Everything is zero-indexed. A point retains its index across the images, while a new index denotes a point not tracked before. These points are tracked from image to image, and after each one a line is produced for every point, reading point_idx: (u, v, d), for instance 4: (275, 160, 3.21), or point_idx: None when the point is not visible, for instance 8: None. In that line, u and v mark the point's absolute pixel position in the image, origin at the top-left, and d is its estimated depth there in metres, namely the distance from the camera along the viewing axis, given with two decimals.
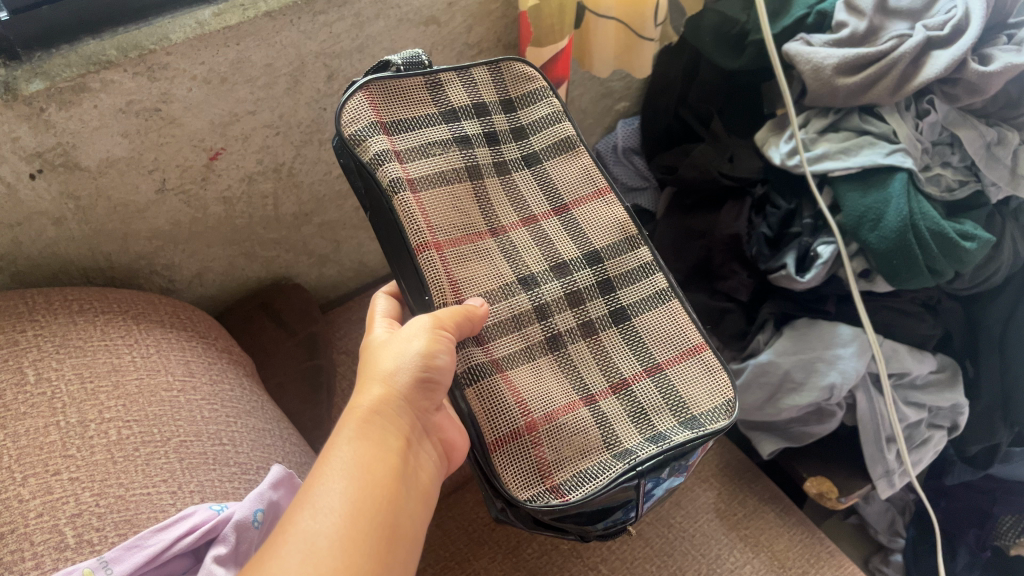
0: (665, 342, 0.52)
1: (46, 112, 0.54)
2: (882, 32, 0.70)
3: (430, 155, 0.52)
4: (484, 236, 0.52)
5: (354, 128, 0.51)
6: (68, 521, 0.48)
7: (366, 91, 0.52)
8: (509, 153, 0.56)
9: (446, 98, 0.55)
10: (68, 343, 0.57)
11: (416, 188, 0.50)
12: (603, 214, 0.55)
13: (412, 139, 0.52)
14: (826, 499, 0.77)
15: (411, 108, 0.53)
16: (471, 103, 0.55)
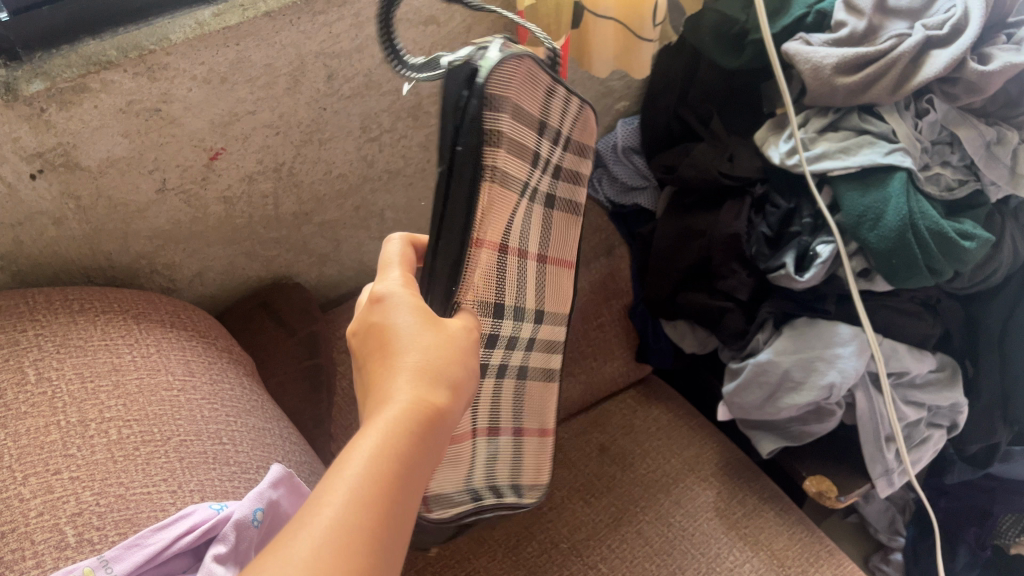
0: (536, 415, 0.60)
1: (47, 113, 0.54)
2: (881, 32, 0.70)
3: (519, 160, 0.42)
4: (516, 256, 0.46)
5: (493, 84, 0.36)
6: (68, 520, 0.48)
7: (520, 60, 0.37)
8: (545, 187, 0.49)
9: (552, 108, 0.44)
10: (67, 343, 0.57)
11: (498, 188, 0.40)
12: (561, 285, 0.57)
13: (518, 135, 0.40)
14: (825, 498, 0.76)
15: (537, 95, 0.41)
16: (560, 128, 0.47)
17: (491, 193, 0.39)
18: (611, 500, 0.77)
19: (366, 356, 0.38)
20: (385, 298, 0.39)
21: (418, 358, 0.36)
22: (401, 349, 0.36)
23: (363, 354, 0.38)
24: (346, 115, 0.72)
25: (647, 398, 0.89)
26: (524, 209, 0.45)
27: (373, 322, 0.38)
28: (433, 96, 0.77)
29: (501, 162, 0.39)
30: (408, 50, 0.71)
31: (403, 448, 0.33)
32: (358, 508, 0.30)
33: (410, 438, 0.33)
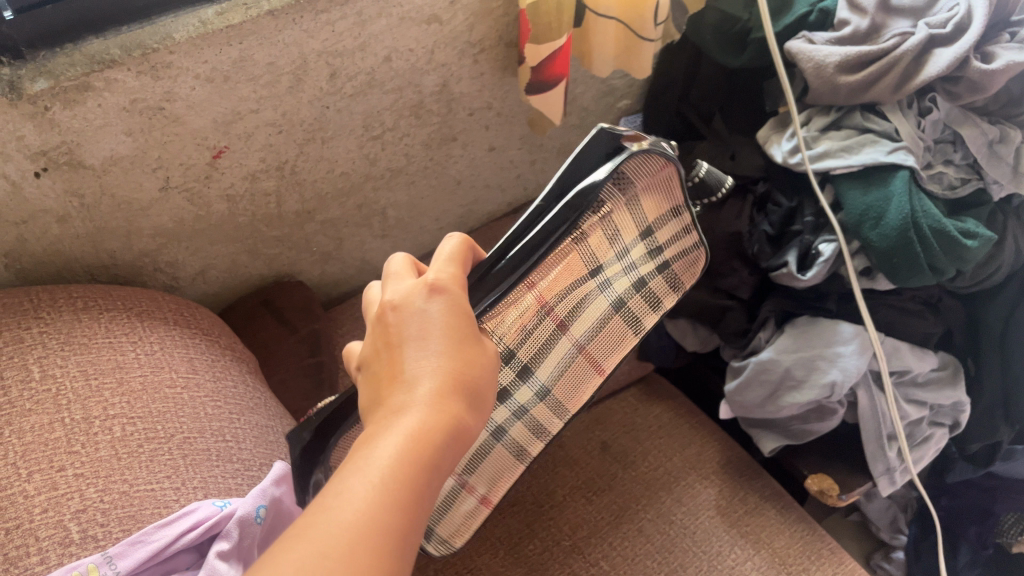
0: (487, 480, 0.55)
1: (51, 111, 0.54)
2: (884, 30, 0.70)
3: (610, 235, 0.51)
4: (548, 319, 0.51)
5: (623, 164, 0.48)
6: (73, 517, 0.48)
7: (661, 163, 0.51)
8: (621, 295, 0.55)
9: (653, 231, 0.55)
10: (72, 340, 0.57)
11: (572, 245, 0.49)
12: (579, 374, 0.56)
13: (621, 218, 0.51)
14: (827, 496, 0.76)
15: (654, 201, 0.53)
16: (653, 249, 0.55)
17: (566, 246, 0.48)
18: (612, 498, 0.77)
19: (393, 345, 0.37)
20: (434, 293, 0.38)
21: (451, 372, 0.36)
22: (435, 358, 0.36)
23: (389, 340, 0.37)
24: (348, 114, 0.72)
25: (647, 394, 0.89)
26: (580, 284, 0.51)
27: (414, 314, 0.37)
28: (436, 96, 0.77)
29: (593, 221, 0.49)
30: (410, 49, 0.71)
31: (422, 471, 0.32)
32: (374, 524, 0.30)
33: (431, 460, 0.33)
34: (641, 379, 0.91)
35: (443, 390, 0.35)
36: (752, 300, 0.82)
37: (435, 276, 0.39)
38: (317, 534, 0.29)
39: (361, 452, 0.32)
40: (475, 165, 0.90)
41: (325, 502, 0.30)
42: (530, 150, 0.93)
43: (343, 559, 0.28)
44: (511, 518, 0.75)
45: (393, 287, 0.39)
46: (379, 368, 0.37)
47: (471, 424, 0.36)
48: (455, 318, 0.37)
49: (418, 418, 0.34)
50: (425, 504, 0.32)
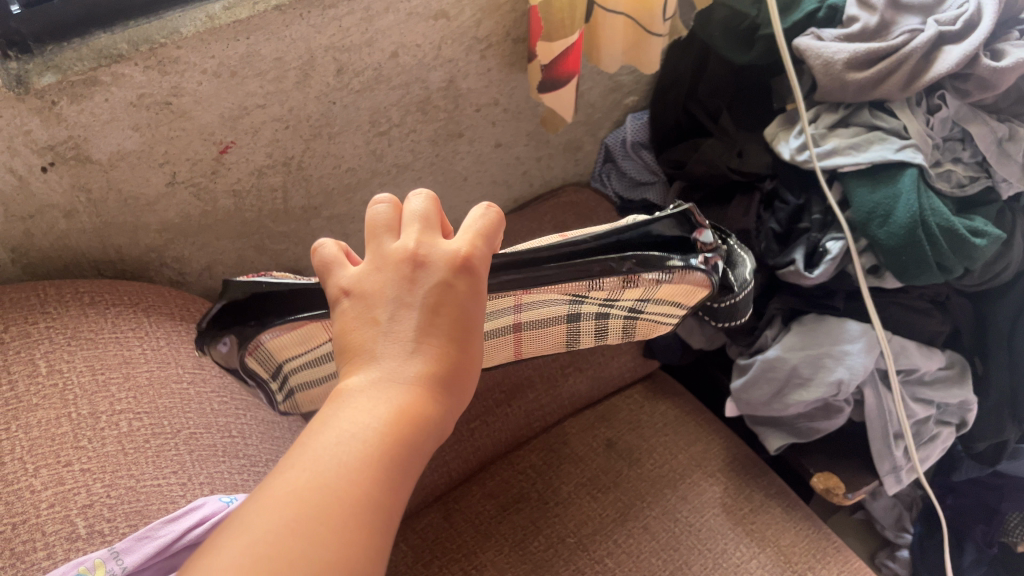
0: None
1: (58, 106, 0.54)
2: (894, 27, 0.70)
3: (611, 292, 0.50)
4: (508, 311, 0.51)
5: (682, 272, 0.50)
6: (79, 512, 0.48)
7: (696, 287, 0.52)
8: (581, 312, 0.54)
9: (644, 304, 0.54)
10: (79, 335, 0.57)
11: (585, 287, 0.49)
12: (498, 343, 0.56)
13: (632, 292, 0.51)
14: (832, 494, 0.77)
15: (670, 296, 0.53)
16: (631, 310, 0.55)
17: (574, 286, 0.49)
18: (617, 496, 0.77)
19: (402, 303, 0.35)
20: (460, 269, 0.37)
21: (451, 354, 0.35)
22: (437, 336, 0.35)
23: (401, 296, 0.36)
24: (354, 109, 0.71)
25: (652, 392, 0.89)
26: (556, 301, 0.51)
27: (434, 281, 0.36)
28: (442, 91, 0.77)
29: (617, 283, 0.49)
30: (417, 45, 0.71)
31: (410, 450, 0.32)
32: (348, 506, 0.29)
33: (419, 440, 0.32)
34: (648, 376, 0.92)
35: (441, 370, 0.34)
36: (760, 297, 0.81)
37: (466, 249, 0.37)
38: (295, 499, 0.28)
39: (351, 416, 0.32)
40: (480, 161, 0.89)
41: (309, 464, 0.30)
42: (537, 146, 0.93)
43: (319, 530, 0.28)
44: (515, 515, 0.75)
45: (419, 238, 0.38)
46: (376, 319, 0.35)
47: (457, 409, 0.35)
48: (470, 299, 0.36)
49: (411, 393, 0.33)
50: (408, 483, 0.31)
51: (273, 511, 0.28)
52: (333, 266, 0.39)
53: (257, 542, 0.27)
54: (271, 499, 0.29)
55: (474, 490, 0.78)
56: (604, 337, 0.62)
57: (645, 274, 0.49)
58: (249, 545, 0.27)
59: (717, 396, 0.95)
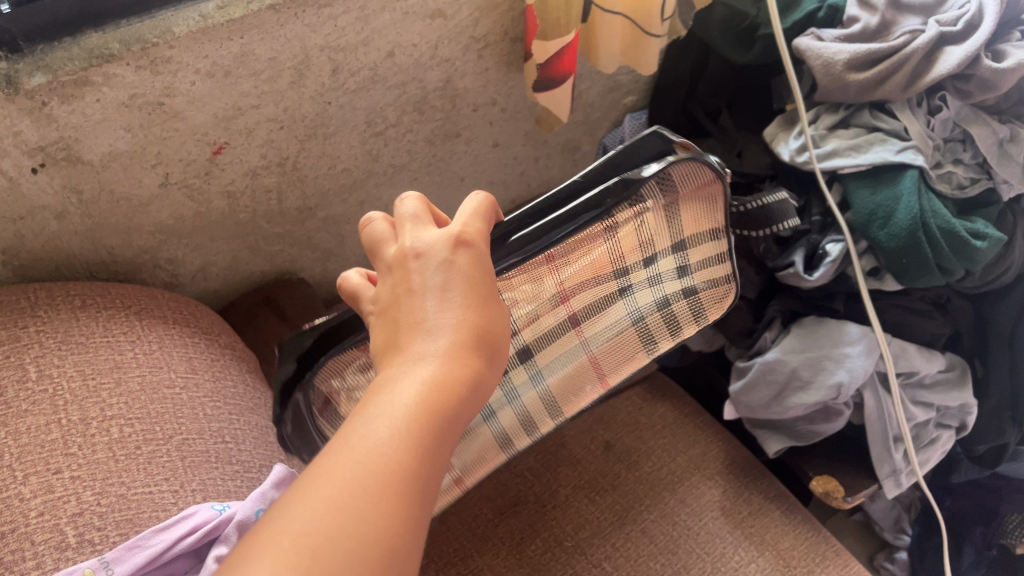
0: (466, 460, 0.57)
1: (48, 106, 0.53)
2: (895, 28, 0.69)
3: (646, 249, 0.53)
4: (542, 266, 0.47)
5: (686, 182, 0.48)
6: (69, 520, 0.48)
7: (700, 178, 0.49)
8: (640, 303, 0.57)
9: (679, 257, 0.56)
10: (69, 340, 0.56)
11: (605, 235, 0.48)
12: (579, 376, 0.59)
13: (657, 235, 0.52)
14: (832, 497, 0.77)
15: (688, 224, 0.54)
16: (675, 271, 0.57)
17: (593, 232, 0.46)
18: (615, 498, 0.77)
19: (413, 292, 0.36)
20: (458, 245, 0.37)
21: (472, 327, 0.36)
22: (456, 309, 0.36)
23: (410, 288, 0.37)
24: (350, 109, 0.71)
25: (651, 394, 0.88)
26: (589, 248, 0.48)
27: (436, 263, 0.37)
28: (439, 91, 0.76)
29: (631, 216, 0.48)
30: (414, 44, 0.70)
31: (443, 424, 0.32)
32: (387, 477, 0.29)
33: (450, 412, 0.33)
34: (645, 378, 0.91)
35: (464, 341, 0.35)
36: (757, 300, 0.82)
37: (459, 227, 0.38)
38: (337, 484, 0.29)
39: (381, 400, 0.32)
40: (478, 162, 0.89)
41: (345, 449, 0.30)
42: (535, 146, 0.92)
43: (365, 508, 0.28)
44: (513, 518, 0.75)
45: (414, 230, 0.39)
46: (396, 314, 0.36)
47: (487, 375, 0.36)
48: (476, 270, 0.37)
49: (438, 368, 0.34)
50: (444, 456, 0.32)
51: (314, 497, 0.28)
52: (361, 293, 0.41)
53: (306, 522, 0.28)
54: (311, 487, 0.29)
55: (471, 493, 0.77)
56: (683, 331, 0.61)
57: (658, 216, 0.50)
58: (297, 526, 0.27)
59: (716, 397, 0.94)
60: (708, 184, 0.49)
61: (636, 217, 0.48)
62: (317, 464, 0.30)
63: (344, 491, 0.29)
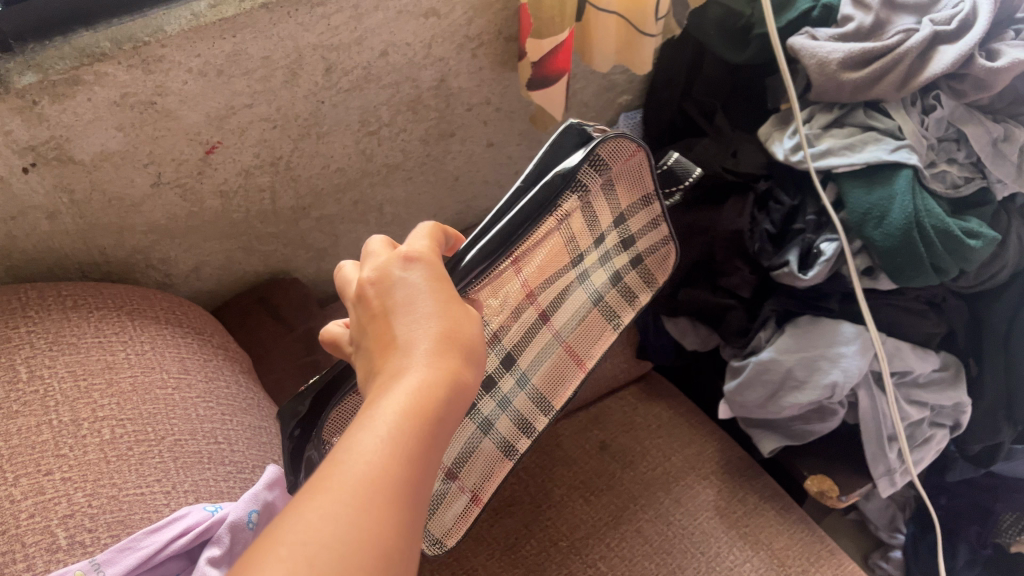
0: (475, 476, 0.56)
1: (39, 106, 0.53)
2: (889, 27, 0.69)
3: (591, 227, 0.55)
4: (507, 270, 0.49)
5: (618, 158, 0.53)
6: (60, 522, 0.48)
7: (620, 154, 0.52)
8: (595, 282, 0.59)
9: (620, 229, 0.58)
10: (61, 341, 0.56)
11: (555, 226, 0.51)
12: (561, 370, 0.59)
13: (597, 212, 0.55)
14: (827, 497, 0.76)
15: (623, 196, 0.57)
16: (619, 243, 0.59)
17: (546, 225, 0.50)
18: (611, 498, 0.77)
19: (377, 317, 0.36)
20: (410, 262, 0.37)
21: (445, 334, 0.35)
22: (423, 322, 0.35)
23: (372, 314, 0.36)
24: (344, 109, 0.70)
25: (646, 393, 0.88)
26: (546, 245, 0.52)
27: (394, 284, 0.37)
28: (433, 90, 0.76)
29: (577, 202, 0.52)
30: (408, 43, 0.70)
31: (429, 430, 0.32)
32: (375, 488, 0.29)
33: (436, 416, 0.33)
34: (641, 377, 0.91)
35: (436, 349, 0.35)
36: (753, 300, 0.81)
37: (409, 247, 0.38)
38: (328, 497, 0.28)
39: (363, 417, 0.32)
40: (473, 161, 0.88)
41: (333, 463, 0.30)
42: (530, 146, 0.92)
43: (359, 519, 0.28)
44: (508, 518, 0.75)
45: (369, 259, 0.39)
46: (368, 342, 0.36)
47: (468, 377, 0.35)
48: (434, 282, 0.37)
49: (417, 378, 0.33)
50: (434, 460, 0.32)
51: (306, 513, 0.28)
52: (340, 337, 0.41)
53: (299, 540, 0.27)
54: (301, 504, 0.28)
55: None
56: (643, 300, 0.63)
57: (600, 195, 0.54)
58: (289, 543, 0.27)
59: (711, 397, 0.94)
60: (635, 156, 0.54)
61: (581, 202, 0.52)
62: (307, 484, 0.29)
63: (335, 503, 0.28)
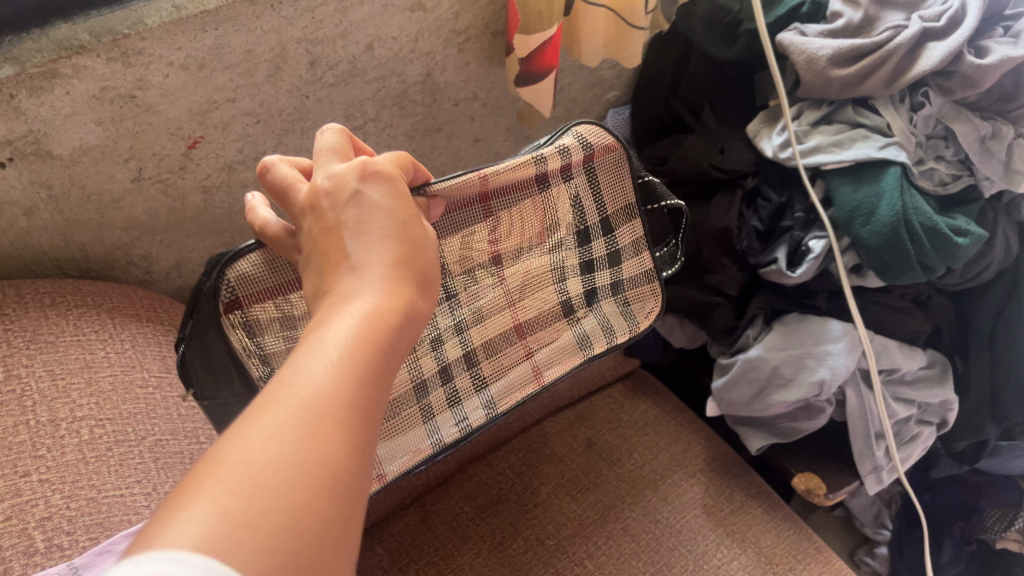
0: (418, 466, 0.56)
1: (16, 99, 0.52)
2: (878, 24, 0.69)
3: (574, 203, 0.59)
4: (478, 207, 0.53)
5: (599, 142, 0.59)
6: (37, 525, 0.47)
7: (607, 144, 0.59)
8: (574, 289, 0.61)
9: (609, 238, 0.62)
10: (39, 339, 0.55)
11: (536, 187, 0.56)
12: (513, 365, 0.59)
13: (584, 190, 0.59)
14: (813, 495, 0.76)
15: (613, 193, 0.61)
16: (606, 259, 0.62)
17: (520, 169, 0.53)
18: (597, 496, 0.76)
19: (332, 229, 0.39)
20: (368, 177, 0.40)
21: (395, 254, 0.38)
22: (378, 247, 0.38)
23: (329, 231, 0.38)
24: (328, 104, 0.70)
25: (632, 391, 0.88)
26: (522, 199, 0.55)
27: (350, 196, 0.39)
28: (420, 85, 0.75)
29: (559, 166, 0.56)
30: (393, 37, 0.69)
31: (382, 353, 0.33)
32: (329, 409, 0.29)
33: (387, 339, 0.33)
34: (629, 374, 0.90)
35: (391, 274, 0.37)
36: (741, 297, 0.81)
37: (369, 162, 0.41)
38: (277, 417, 0.28)
39: (314, 339, 0.32)
40: (459, 157, 0.88)
41: (281, 385, 0.30)
42: (517, 141, 0.91)
43: (311, 438, 0.28)
44: (494, 517, 0.74)
45: (326, 169, 0.42)
46: (322, 258, 0.38)
47: (420, 304, 0.37)
48: (391, 204, 0.39)
49: (373, 299, 0.35)
50: (386, 382, 0.33)
51: (252, 432, 0.27)
52: (285, 241, 0.43)
53: (249, 459, 0.26)
54: (246, 425, 0.28)
55: (452, 491, 0.76)
56: (616, 333, 0.64)
57: (581, 172, 0.59)
58: (238, 463, 0.26)
59: (699, 395, 0.95)
60: (616, 148, 0.60)
61: (561, 170, 0.57)
62: (254, 405, 0.29)
63: (287, 422, 0.28)
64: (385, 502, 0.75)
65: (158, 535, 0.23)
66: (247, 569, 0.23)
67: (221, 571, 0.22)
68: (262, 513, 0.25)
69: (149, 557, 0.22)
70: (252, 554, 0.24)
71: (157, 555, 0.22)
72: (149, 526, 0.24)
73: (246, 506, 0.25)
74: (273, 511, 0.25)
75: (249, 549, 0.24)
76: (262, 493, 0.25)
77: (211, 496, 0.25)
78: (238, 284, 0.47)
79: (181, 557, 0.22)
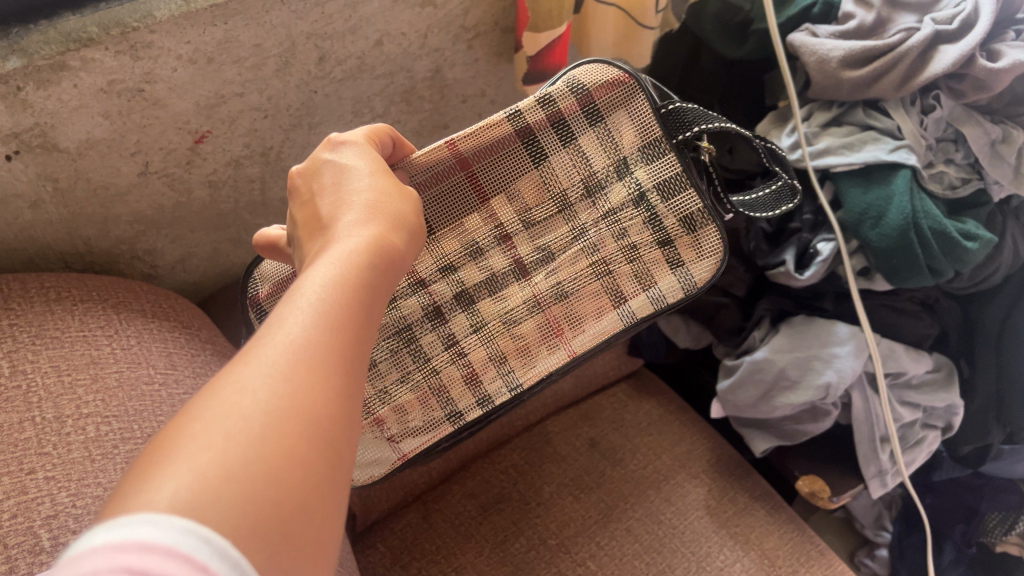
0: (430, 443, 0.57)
1: (24, 92, 0.51)
2: (890, 25, 0.69)
3: (574, 151, 0.54)
4: (471, 192, 0.54)
5: (596, 80, 0.53)
6: (43, 523, 0.46)
7: (602, 81, 0.53)
8: (606, 250, 0.55)
9: (635, 186, 0.54)
10: (44, 334, 0.55)
11: (518, 142, 0.53)
12: (536, 338, 0.55)
13: (585, 136, 0.54)
14: (818, 498, 0.77)
15: (627, 130, 0.54)
16: (640, 211, 0.54)
17: (493, 129, 0.52)
18: (600, 496, 0.76)
19: (312, 196, 0.42)
20: (338, 146, 0.44)
21: (368, 202, 0.40)
22: (349, 197, 0.40)
23: (307, 200, 0.42)
24: (336, 99, 0.69)
25: (637, 390, 0.88)
26: (512, 158, 0.53)
27: (323, 167, 0.43)
28: (427, 82, 0.75)
29: (542, 116, 0.53)
30: (402, 33, 0.68)
31: (362, 292, 0.33)
32: (303, 355, 0.29)
33: (364, 278, 0.34)
34: (632, 374, 0.90)
35: (368, 214, 0.39)
36: (748, 298, 0.81)
37: (338, 136, 0.45)
38: (250, 368, 0.28)
39: (289, 289, 0.32)
40: None
41: (256, 339, 0.30)
42: None
43: (286, 385, 0.28)
44: (496, 516, 0.74)
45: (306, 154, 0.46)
46: (303, 225, 0.41)
47: (397, 244, 0.38)
48: (362, 165, 0.43)
49: (346, 243, 0.36)
50: (367, 320, 0.33)
51: (226, 388, 0.27)
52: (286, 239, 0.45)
53: (221, 414, 0.26)
54: (220, 382, 0.28)
55: (455, 490, 0.76)
56: (664, 297, 0.55)
57: (581, 118, 0.53)
58: (211, 419, 0.26)
59: (703, 396, 0.94)
60: (623, 81, 0.53)
61: (551, 119, 0.53)
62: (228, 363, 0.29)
63: (260, 373, 0.28)
64: (387, 500, 0.75)
65: (137, 497, 0.23)
66: (228, 523, 0.24)
67: (199, 531, 0.23)
68: (241, 468, 0.25)
69: (124, 521, 0.22)
70: (233, 509, 0.24)
71: (133, 518, 0.22)
72: (129, 488, 0.24)
73: (224, 462, 0.25)
74: (251, 464, 0.25)
75: (229, 502, 0.24)
76: (237, 444, 0.25)
77: (185, 457, 0.25)
78: (261, 282, 0.56)
79: (157, 519, 0.22)
